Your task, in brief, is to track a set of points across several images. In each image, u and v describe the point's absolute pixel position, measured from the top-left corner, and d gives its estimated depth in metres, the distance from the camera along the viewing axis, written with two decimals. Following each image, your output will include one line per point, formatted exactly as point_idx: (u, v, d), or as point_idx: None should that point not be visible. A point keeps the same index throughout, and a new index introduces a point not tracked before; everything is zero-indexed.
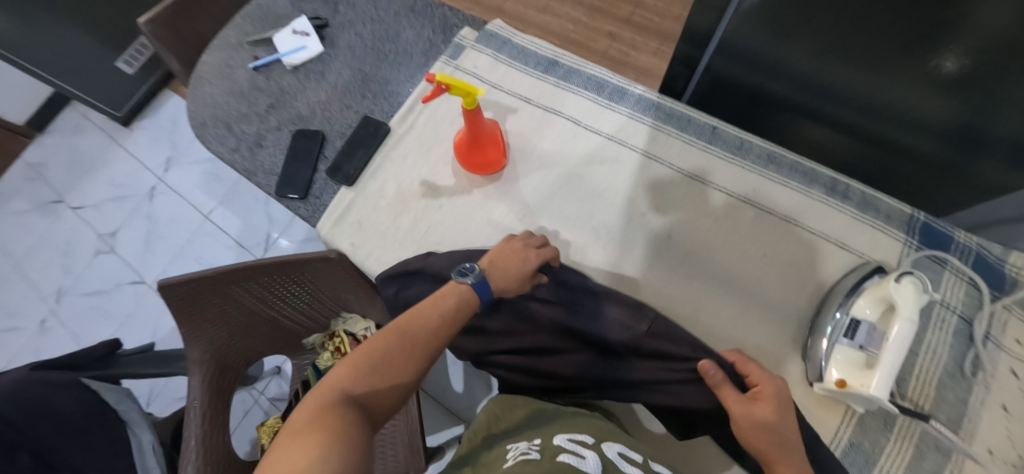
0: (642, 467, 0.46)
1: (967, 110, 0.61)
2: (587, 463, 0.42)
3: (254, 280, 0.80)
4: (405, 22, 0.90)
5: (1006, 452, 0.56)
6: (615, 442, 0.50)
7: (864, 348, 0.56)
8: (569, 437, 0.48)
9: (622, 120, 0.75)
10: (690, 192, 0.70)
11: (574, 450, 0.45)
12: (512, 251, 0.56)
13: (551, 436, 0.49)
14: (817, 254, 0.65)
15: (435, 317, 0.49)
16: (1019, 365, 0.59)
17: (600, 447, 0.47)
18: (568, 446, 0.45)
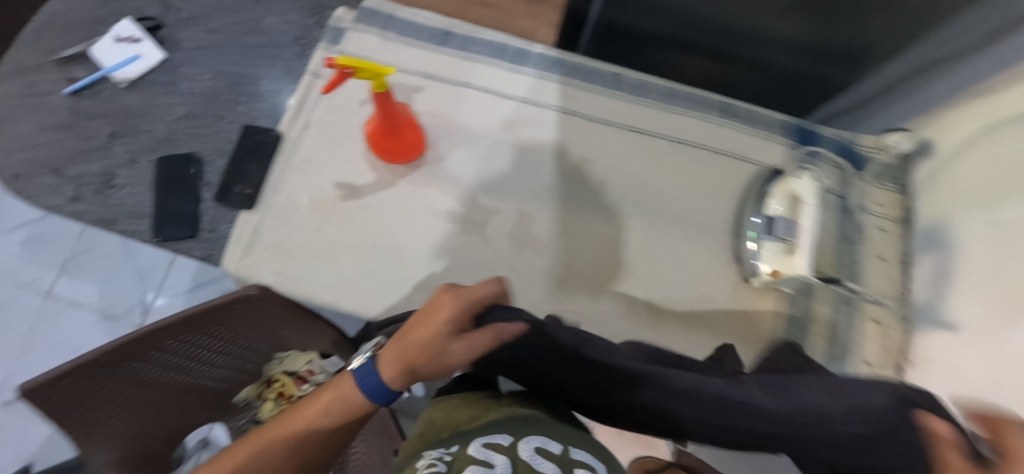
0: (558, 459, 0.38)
1: (805, 19, 0.68)
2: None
3: (159, 345, 0.68)
4: (263, 8, 0.77)
5: (890, 289, 0.70)
6: (532, 439, 0.40)
7: (782, 239, 0.63)
8: (484, 441, 0.39)
9: (531, 81, 0.75)
10: (612, 138, 0.73)
11: (486, 460, 0.36)
12: (438, 306, 0.39)
13: (467, 443, 0.40)
14: (727, 169, 0.72)
15: (313, 429, 0.42)
16: (883, 222, 0.73)
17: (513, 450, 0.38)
18: (481, 455, 0.37)
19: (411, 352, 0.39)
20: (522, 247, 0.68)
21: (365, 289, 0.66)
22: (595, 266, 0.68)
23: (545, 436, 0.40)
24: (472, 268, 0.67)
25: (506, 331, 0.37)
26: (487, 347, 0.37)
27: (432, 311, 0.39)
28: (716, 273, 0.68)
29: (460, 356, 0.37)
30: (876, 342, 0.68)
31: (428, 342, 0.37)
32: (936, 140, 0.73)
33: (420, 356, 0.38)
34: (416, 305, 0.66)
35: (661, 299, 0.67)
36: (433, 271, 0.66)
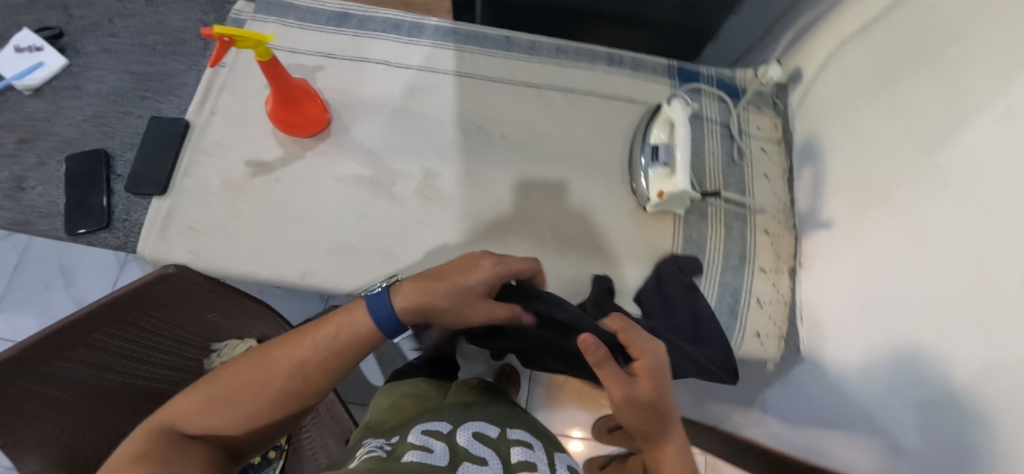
0: (493, 443, 0.56)
1: None
2: (433, 456, 0.48)
3: (88, 334, 0.66)
4: (163, 9, 0.80)
5: (772, 203, 0.77)
6: (471, 425, 0.58)
7: (665, 163, 0.68)
8: (424, 430, 0.54)
9: (428, 51, 0.79)
10: (509, 96, 0.78)
11: (423, 444, 0.51)
12: (475, 266, 0.54)
13: (407, 433, 0.54)
14: (616, 113, 0.79)
15: (320, 345, 0.51)
16: (764, 143, 0.80)
17: (455, 437, 0.54)
18: (419, 441, 0.51)
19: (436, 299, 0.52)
20: (430, 201, 0.71)
21: (282, 255, 0.68)
22: (501, 210, 0.72)
23: (484, 426, 0.59)
24: (384, 225, 0.70)
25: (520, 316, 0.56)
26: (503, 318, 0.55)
27: (471, 274, 0.54)
28: (614, 205, 0.73)
29: (481, 314, 0.53)
30: (767, 250, 0.74)
31: (464, 300, 0.53)
32: (803, 66, 0.79)
33: (451, 308, 0.53)
34: (333, 265, 0.68)
35: (566, 234, 0.72)
36: (347, 231, 0.69)
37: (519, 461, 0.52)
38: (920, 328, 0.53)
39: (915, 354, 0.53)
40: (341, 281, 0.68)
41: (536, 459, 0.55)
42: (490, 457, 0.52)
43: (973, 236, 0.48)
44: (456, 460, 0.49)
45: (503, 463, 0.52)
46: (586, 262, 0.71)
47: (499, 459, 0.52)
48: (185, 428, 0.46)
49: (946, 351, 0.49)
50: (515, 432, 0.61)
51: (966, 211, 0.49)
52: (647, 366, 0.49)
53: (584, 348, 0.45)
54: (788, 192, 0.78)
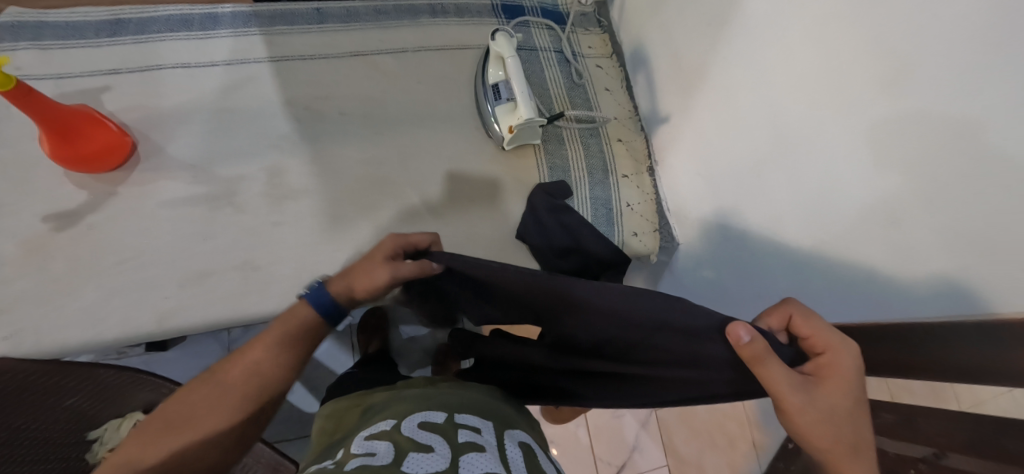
0: (444, 427, 0.42)
1: None
2: (375, 459, 0.37)
3: None
4: None
5: (619, 113, 0.82)
6: (419, 413, 0.44)
7: (507, 99, 0.70)
8: (366, 435, 0.42)
9: (231, 42, 0.71)
10: (339, 71, 0.73)
11: (366, 449, 0.39)
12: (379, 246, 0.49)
13: (349, 445, 0.41)
14: (453, 64, 0.77)
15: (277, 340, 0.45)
16: (597, 60, 0.84)
17: (399, 430, 0.41)
18: (360, 448, 0.39)
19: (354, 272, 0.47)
20: (282, 200, 0.66)
21: (124, 308, 0.59)
22: (364, 189, 0.69)
23: (430, 411, 0.44)
24: (238, 240, 0.64)
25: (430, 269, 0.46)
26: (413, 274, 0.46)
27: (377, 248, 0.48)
28: (476, 153, 0.74)
29: (385, 274, 0.45)
30: (624, 156, 0.79)
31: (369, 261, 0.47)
32: None
33: (362, 272, 0.46)
34: (192, 300, 0.61)
35: (436, 195, 0.71)
36: (198, 259, 0.62)
37: (466, 443, 0.40)
38: (743, 185, 0.62)
39: (745, 208, 0.62)
40: (208, 313, 0.61)
41: (485, 441, 0.42)
42: (437, 444, 0.39)
43: (759, 95, 0.56)
44: (405, 457, 0.37)
45: (453, 448, 0.39)
46: (464, 216, 0.71)
47: (446, 444, 0.39)
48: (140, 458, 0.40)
49: (765, 197, 0.59)
50: (468, 416, 0.45)
51: (749, 76, 0.57)
52: (837, 363, 0.37)
53: (734, 339, 0.35)
54: (629, 100, 0.83)
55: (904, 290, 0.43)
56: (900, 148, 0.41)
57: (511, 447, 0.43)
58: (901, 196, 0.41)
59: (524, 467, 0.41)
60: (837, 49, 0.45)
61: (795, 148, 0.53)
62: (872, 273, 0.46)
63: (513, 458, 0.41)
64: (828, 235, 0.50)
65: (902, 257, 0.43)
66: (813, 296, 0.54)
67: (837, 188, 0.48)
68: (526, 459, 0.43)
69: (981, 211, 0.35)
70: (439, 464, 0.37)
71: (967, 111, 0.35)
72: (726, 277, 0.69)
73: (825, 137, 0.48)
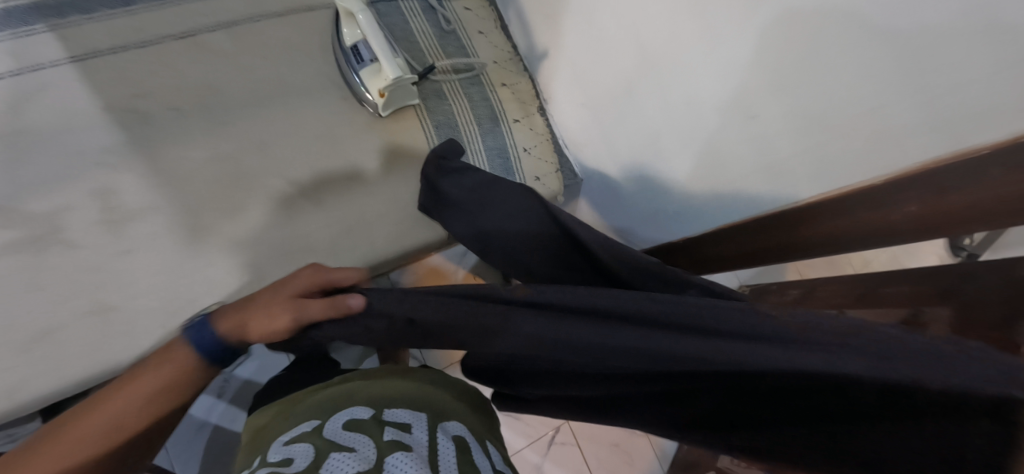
0: (368, 423, 0.41)
1: None
2: (287, 467, 0.35)
3: None
4: None
5: (498, 56, 0.77)
6: (345, 412, 0.43)
7: (370, 60, 0.63)
8: (288, 440, 0.41)
9: (8, 45, 0.58)
10: (162, 59, 0.62)
11: (282, 458, 0.37)
12: (291, 277, 0.41)
13: (269, 451, 0.41)
14: (300, 28, 0.68)
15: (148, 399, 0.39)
16: (465, 2, 0.78)
17: (319, 431, 0.40)
18: (278, 457, 0.38)
19: (255, 302, 0.40)
20: (127, 225, 0.57)
21: None
22: (227, 193, 0.61)
23: (358, 407, 0.44)
24: (82, 281, 0.55)
25: (347, 306, 0.36)
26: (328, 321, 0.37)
27: (291, 284, 0.40)
28: (348, 127, 0.67)
29: (289, 318, 0.37)
30: (511, 100, 0.75)
31: (272, 303, 0.39)
32: None
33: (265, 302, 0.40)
34: (50, 364, 0.52)
35: (313, 183, 0.65)
36: (41, 315, 0.53)
37: (391, 440, 0.39)
38: (623, 110, 0.62)
39: (628, 131, 0.63)
40: (75, 371, 0.53)
41: (415, 437, 0.40)
42: (359, 444, 0.38)
43: (618, 16, 0.55)
44: (320, 460, 0.36)
45: (377, 448, 0.37)
46: (349, 199, 0.66)
47: (369, 441, 0.38)
48: None
49: (643, 118, 0.59)
50: (398, 411, 0.44)
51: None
52: None
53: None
54: (507, 40, 0.78)
55: (769, 182, 0.46)
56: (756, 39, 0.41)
57: (443, 440, 0.42)
58: (760, 89, 0.43)
59: (455, 465, 0.39)
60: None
61: (664, 59, 0.52)
62: (746, 171, 0.48)
63: (444, 451, 0.40)
64: (718, 150, 0.51)
65: (763, 152, 0.46)
66: (702, 204, 0.57)
67: (704, 93, 0.49)
68: (458, 452, 0.42)
69: (818, 88, 0.37)
70: (357, 463, 0.35)
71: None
72: (626, 202, 0.71)
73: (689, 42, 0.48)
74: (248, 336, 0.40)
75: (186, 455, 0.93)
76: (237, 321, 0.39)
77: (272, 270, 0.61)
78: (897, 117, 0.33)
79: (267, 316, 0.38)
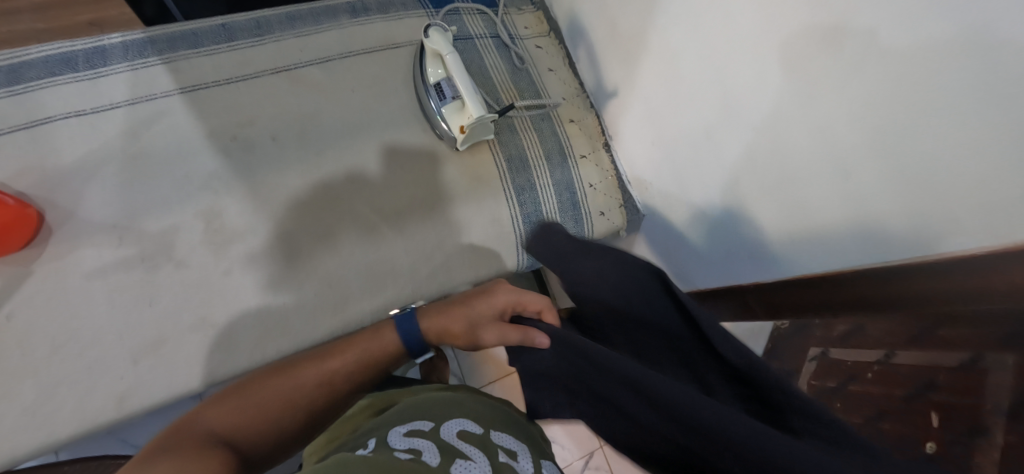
0: (480, 440, 0.44)
1: None
2: (422, 457, 0.38)
3: None
4: None
5: (566, 92, 0.80)
6: (456, 420, 0.46)
7: (454, 97, 0.66)
8: (405, 430, 0.43)
9: (128, 77, 0.63)
10: (263, 92, 0.66)
11: (410, 446, 0.40)
12: (490, 297, 0.54)
13: (388, 436, 0.43)
14: (385, 64, 0.72)
15: (366, 348, 0.54)
16: (536, 40, 0.81)
17: (438, 433, 0.43)
18: (405, 443, 0.40)
19: (458, 320, 0.54)
20: (226, 245, 0.61)
21: (76, 400, 0.54)
22: (315, 218, 0.65)
23: (468, 420, 0.47)
24: (186, 297, 0.59)
25: (533, 342, 0.46)
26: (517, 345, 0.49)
27: (489, 304, 0.54)
28: (427, 157, 0.70)
29: (494, 339, 0.51)
30: (579, 136, 0.78)
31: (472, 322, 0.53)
32: None
33: (467, 321, 0.54)
34: (156, 371, 0.57)
35: (393, 210, 0.68)
36: (149, 328, 0.57)
37: (505, 463, 0.42)
38: (697, 151, 0.63)
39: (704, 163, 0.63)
40: (177, 380, 0.57)
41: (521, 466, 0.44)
42: (479, 454, 0.41)
43: (702, 59, 0.57)
44: (454, 459, 0.39)
45: (492, 462, 0.41)
46: (426, 226, 0.69)
47: (487, 456, 0.41)
48: (213, 412, 0.46)
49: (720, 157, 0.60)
50: (503, 437, 0.47)
51: (689, 40, 0.58)
52: None
53: None
54: (574, 77, 0.81)
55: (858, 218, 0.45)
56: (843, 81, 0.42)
57: None
58: (860, 140, 0.42)
59: None
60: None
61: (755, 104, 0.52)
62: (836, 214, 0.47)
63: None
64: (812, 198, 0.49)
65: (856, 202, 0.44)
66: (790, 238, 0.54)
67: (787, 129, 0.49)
68: None
69: (930, 143, 0.37)
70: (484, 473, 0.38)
71: (893, 35, 0.37)
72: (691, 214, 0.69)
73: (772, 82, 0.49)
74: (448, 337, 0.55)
75: None
76: (437, 326, 0.55)
77: (354, 293, 0.65)
78: (995, 139, 0.32)
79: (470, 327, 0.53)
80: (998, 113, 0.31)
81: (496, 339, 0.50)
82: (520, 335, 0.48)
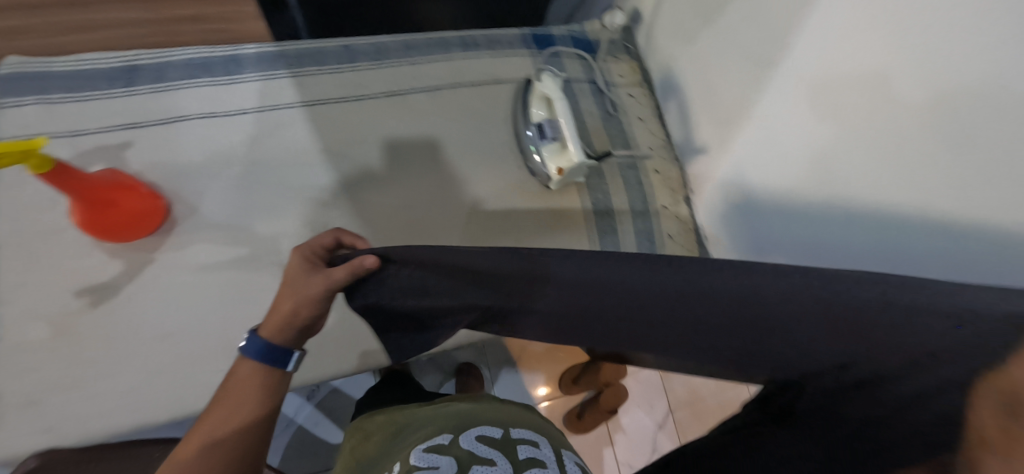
0: (501, 442, 0.44)
1: None
2: None
3: None
4: None
5: (653, 142, 0.81)
6: (475, 427, 0.46)
7: (555, 138, 0.69)
8: (424, 445, 0.43)
9: (258, 86, 0.67)
10: (374, 113, 0.70)
11: (427, 462, 0.40)
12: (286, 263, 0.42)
13: (406, 454, 0.43)
14: (488, 98, 0.76)
15: (239, 393, 0.42)
16: (629, 89, 0.83)
17: (457, 440, 0.43)
18: (422, 459, 0.40)
19: (280, 307, 0.41)
20: None
21: (173, 388, 0.56)
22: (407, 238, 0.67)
23: (488, 425, 0.46)
24: None
25: (364, 265, 0.38)
26: (347, 280, 0.39)
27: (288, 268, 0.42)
28: (517, 191, 0.73)
29: (321, 288, 0.39)
30: (662, 187, 0.79)
31: (293, 289, 0.40)
32: (640, 6, 0.83)
33: (291, 297, 0.40)
34: None
35: (480, 237, 0.70)
36: (245, 326, 0.59)
37: (526, 461, 0.42)
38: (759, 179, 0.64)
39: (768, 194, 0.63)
40: None
41: (545, 455, 0.44)
42: (499, 458, 0.41)
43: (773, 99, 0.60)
44: None
45: (513, 465, 0.41)
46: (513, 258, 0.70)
47: (508, 458, 0.42)
48: None
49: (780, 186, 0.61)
50: (523, 431, 0.48)
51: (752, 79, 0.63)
52: None
53: None
54: (661, 128, 0.83)
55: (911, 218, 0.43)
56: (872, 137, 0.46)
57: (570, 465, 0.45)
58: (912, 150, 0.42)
59: None
60: (798, 64, 0.54)
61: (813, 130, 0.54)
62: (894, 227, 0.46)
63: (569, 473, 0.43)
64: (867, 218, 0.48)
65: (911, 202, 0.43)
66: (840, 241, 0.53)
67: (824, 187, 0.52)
68: None
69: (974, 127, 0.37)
70: None
71: (903, 90, 0.42)
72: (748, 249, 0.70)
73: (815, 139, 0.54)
74: (291, 324, 0.41)
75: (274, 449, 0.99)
76: (280, 323, 0.41)
77: None
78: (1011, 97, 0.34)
79: (305, 303, 0.40)
80: (1006, 134, 0.34)
81: (336, 283, 0.39)
82: (359, 264, 0.38)
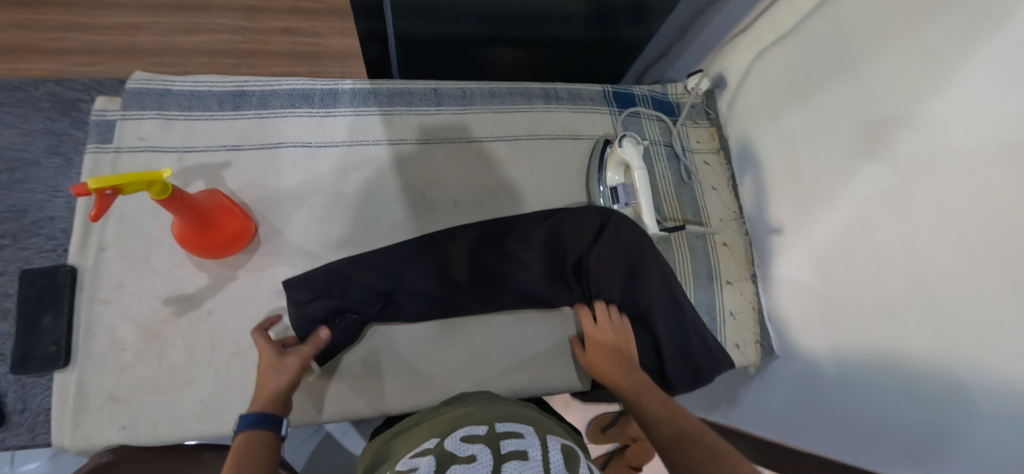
0: (484, 437, 0.45)
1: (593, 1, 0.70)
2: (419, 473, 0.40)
3: None
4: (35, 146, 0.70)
5: (725, 214, 0.79)
6: (460, 429, 0.47)
7: (628, 204, 0.69)
8: (412, 455, 0.45)
9: (350, 121, 0.71)
10: (454, 157, 0.72)
11: (409, 466, 0.42)
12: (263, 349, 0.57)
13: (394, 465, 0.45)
14: (563, 152, 0.76)
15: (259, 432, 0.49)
16: (706, 157, 0.83)
17: (442, 444, 0.45)
18: (406, 466, 0.42)
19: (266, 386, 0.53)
20: None
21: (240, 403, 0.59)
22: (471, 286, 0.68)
23: (474, 425, 0.47)
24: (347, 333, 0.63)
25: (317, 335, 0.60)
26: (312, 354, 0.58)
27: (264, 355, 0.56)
28: None
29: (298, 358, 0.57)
30: (730, 262, 0.77)
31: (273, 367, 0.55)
32: (725, 72, 0.81)
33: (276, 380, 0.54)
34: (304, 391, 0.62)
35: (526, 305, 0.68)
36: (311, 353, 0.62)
37: (509, 452, 0.42)
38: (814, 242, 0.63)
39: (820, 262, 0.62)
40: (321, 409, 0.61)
41: (529, 443, 0.44)
42: (480, 453, 0.42)
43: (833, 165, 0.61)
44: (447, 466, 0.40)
45: (494, 455, 0.41)
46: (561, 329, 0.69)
47: (489, 450, 0.42)
48: None
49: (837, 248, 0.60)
50: (510, 425, 0.48)
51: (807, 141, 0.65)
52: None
53: None
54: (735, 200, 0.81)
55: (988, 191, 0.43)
56: (970, 238, 0.45)
57: (553, 448, 0.44)
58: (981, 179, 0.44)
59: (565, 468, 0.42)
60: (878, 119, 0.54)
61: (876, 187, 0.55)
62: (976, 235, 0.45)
63: (557, 463, 0.42)
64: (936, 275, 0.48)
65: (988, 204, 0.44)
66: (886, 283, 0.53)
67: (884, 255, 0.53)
68: (566, 460, 0.43)
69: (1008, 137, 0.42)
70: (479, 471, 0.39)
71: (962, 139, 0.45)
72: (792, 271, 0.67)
73: (909, 235, 0.51)
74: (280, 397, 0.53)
75: (299, 451, 1.01)
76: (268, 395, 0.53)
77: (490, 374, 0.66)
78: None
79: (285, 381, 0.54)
80: None
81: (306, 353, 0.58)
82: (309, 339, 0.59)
